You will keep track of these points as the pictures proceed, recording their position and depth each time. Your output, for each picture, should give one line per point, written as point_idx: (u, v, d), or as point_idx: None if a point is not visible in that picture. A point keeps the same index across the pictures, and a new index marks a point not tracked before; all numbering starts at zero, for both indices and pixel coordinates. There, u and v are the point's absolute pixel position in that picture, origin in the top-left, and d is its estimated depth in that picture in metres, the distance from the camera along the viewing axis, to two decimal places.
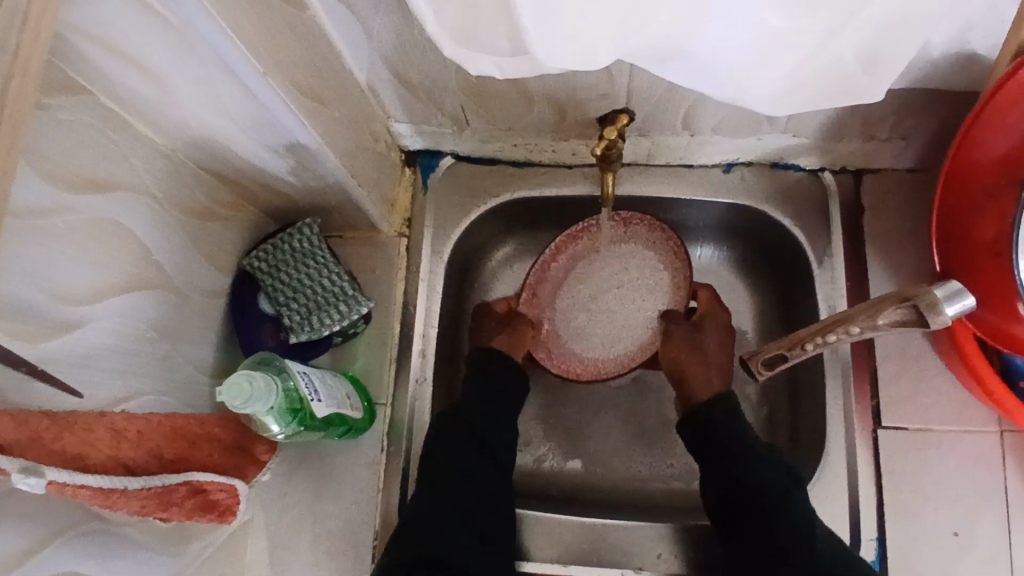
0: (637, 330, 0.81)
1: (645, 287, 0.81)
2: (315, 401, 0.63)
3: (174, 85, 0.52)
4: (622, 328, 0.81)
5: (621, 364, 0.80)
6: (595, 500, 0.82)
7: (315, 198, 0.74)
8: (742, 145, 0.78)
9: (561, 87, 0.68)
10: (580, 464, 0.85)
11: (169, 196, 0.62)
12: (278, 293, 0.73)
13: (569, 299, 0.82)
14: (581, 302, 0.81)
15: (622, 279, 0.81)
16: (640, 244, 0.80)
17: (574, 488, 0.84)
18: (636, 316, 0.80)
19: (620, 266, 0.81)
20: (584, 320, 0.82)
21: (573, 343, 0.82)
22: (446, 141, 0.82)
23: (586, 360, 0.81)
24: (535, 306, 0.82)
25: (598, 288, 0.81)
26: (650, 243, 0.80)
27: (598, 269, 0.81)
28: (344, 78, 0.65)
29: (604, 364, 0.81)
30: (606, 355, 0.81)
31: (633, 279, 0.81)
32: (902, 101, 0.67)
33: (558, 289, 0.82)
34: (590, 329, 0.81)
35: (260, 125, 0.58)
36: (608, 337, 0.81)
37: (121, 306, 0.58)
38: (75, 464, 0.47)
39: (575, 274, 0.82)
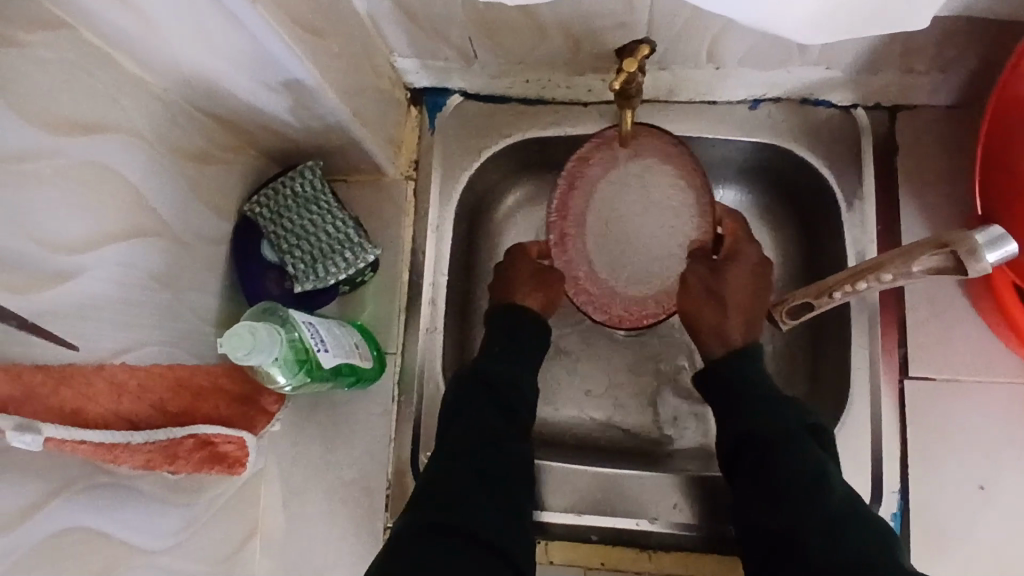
0: (671, 259, 0.73)
1: (671, 211, 0.73)
2: (322, 351, 0.61)
3: (158, 18, 0.48)
4: (654, 260, 0.73)
5: (665, 303, 0.73)
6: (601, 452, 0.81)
7: (317, 139, 0.71)
8: (770, 79, 0.73)
9: (575, 15, 0.63)
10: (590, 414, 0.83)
11: (162, 139, 0.59)
12: (282, 240, 0.71)
13: (601, 236, 0.73)
14: (613, 242, 0.73)
15: (647, 204, 0.73)
16: (659, 159, 0.72)
17: (581, 439, 0.82)
18: (668, 244, 0.73)
19: (643, 190, 0.73)
20: (616, 256, 0.73)
21: (613, 283, 0.73)
22: (454, 77, 0.77)
23: (629, 300, 0.73)
24: (568, 254, 0.73)
25: (627, 220, 0.73)
26: (669, 159, 0.71)
27: (621, 199, 0.73)
28: (342, 7, 0.61)
29: (649, 306, 0.73)
30: (648, 297, 0.73)
31: (658, 203, 0.73)
32: (949, 29, 0.62)
33: (586, 228, 0.73)
34: (626, 267, 0.73)
35: (252, 59, 0.54)
36: (646, 273, 0.73)
37: (117, 256, 0.55)
38: (74, 420, 0.46)
39: (601, 206, 0.73)
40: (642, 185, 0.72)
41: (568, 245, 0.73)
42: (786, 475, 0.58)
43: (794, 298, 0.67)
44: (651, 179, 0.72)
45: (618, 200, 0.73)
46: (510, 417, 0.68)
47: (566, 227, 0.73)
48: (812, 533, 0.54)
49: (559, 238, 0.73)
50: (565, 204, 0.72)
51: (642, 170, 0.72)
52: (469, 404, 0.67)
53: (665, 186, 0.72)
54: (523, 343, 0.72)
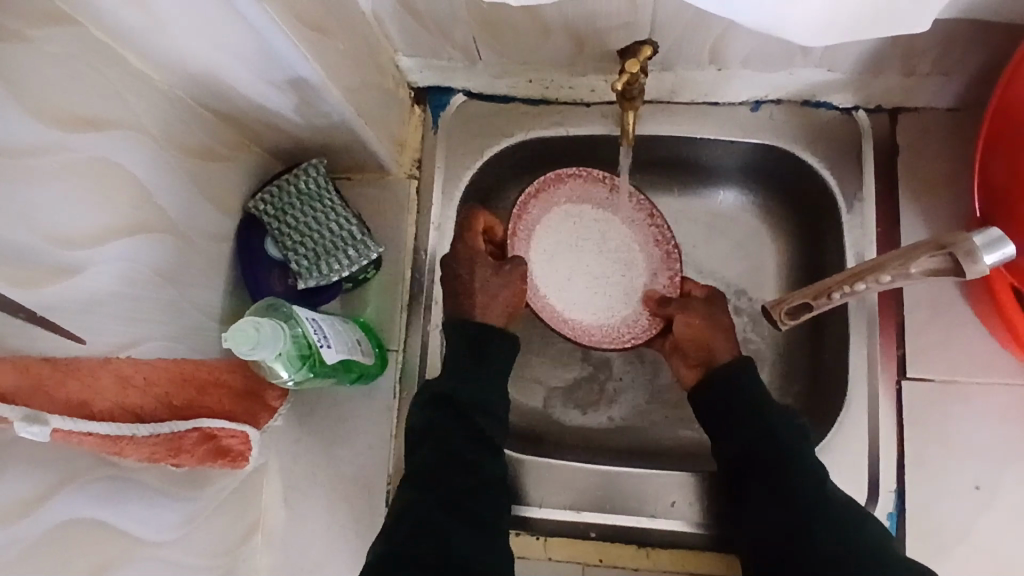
0: (616, 301, 0.77)
1: (625, 262, 0.78)
2: (324, 347, 0.62)
3: (165, 16, 0.49)
4: (605, 298, 0.77)
5: (608, 335, 0.76)
6: (597, 449, 0.81)
7: (321, 137, 0.71)
8: (771, 80, 0.73)
9: (578, 15, 0.64)
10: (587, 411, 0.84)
11: (168, 135, 0.60)
12: (286, 237, 0.71)
13: (546, 255, 0.77)
14: (562, 265, 0.77)
15: (604, 247, 0.78)
16: (623, 214, 0.78)
17: (576, 437, 0.82)
18: (616, 287, 0.77)
19: (599, 236, 0.78)
20: (562, 280, 0.77)
21: (553, 301, 0.77)
22: (457, 77, 0.78)
23: (572, 323, 0.76)
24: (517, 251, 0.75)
25: (580, 253, 0.78)
26: (632, 219, 0.78)
27: (583, 234, 0.78)
28: (348, 6, 0.62)
29: (594, 334, 0.76)
30: (586, 325, 0.76)
31: (613, 250, 0.78)
32: (949, 32, 0.62)
33: (537, 242, 0.77)
34: (564, 290, 0.77)
35: (258, 57, 0.55)
36: (588, 305, 0.77)
37: (124, 250, 0.56)
38: (81, 412, 0.46)
39: (558, 237, 0.77)
40: (602, 232, 0.78)
41: (518, 243, 0.75)
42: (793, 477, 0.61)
43: (791, 298, 0.67)
44: (612, 227, 0.78)
45: (573, 232, 0.77)
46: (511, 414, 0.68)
47: (518, 234, 0.75)
48: (827, 532, 0.57)
49: (512, 243, 0.75)
50: (524, 216, 0.75)
51: (608, 220, 0.78)
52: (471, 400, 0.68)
53: (622, 238, 0.78)
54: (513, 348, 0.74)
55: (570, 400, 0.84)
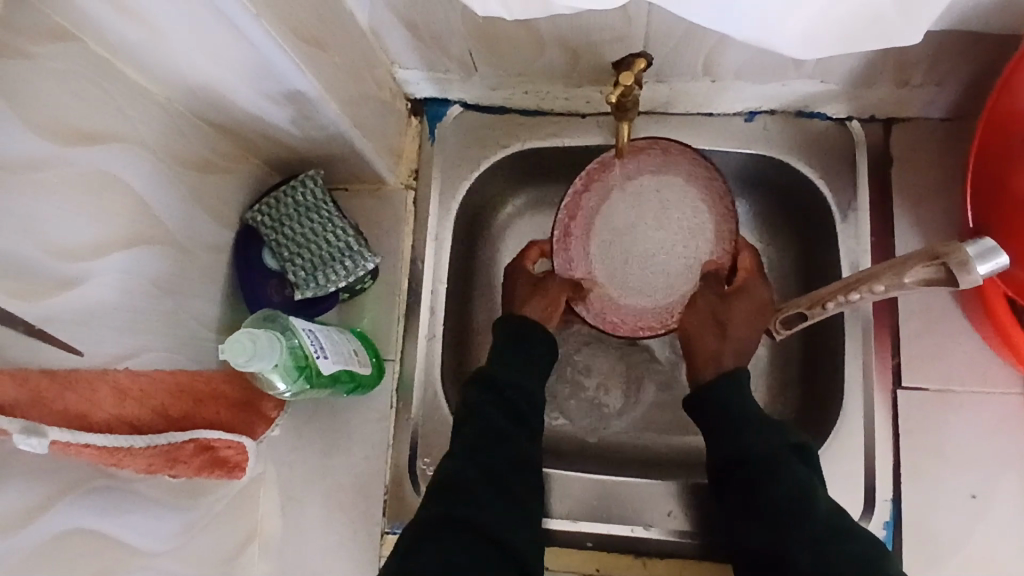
0: (678, 276, 0.73)
1: (687, 229, 0.73)
2: (321, 358, 0.62)
3: (163, 30, 0.49)
4: (669, 270, 0.73)
5: (660, 318, 0.74)
6: (590, 455, 0.81)
7: (318, 148, 0.72)
8: (765, 92, 0.74)
9: (573, 28, 0.64)
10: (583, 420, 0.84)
11: (167, 148, 0.60)
12: (283, 248, 0.71)
13: (604, 242, 0.74)
14: (619, 248, 0.74)
15: (662, 218, 0.73)
16: (678, 178, 0.72)
17: (569, 443, 0.83)
18: (674, 261, 0.73)
19: (656, 205, 0.73)
20: (620, 265, 0.74)
21: (612, 290, 0.74)
22: (454, 88, 0.79)
23: (638, 309, 0.74)
24: (569, 253, 0.74)
25: (637, 229, 0.73)
26: (690, 177, 0.72)
27: (640, 208, 0.73)
28: (345, 19, 0.62)
29: (648, 315, 0.74)
30: (644, 309, 0.74)
31: (675, 221, 0.73)
32: (940, 44, 0.63)
33: (596, 232, 0.74)
34: (626, 276, 0.74)
35: (255, 72, 0.56)
36: (648, 285, 0.74)
37: (121, 262, 0.56)
38: (78, 423, 0.47)
39: (615, 216, 0.73)
40: (664, 202, 0.73)
41: (571, 242, 0.74)
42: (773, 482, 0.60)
43: (789, 307, 0.68)
44: (676, 194, 0.73)
45: (635, 210, 0.73)
46: None
47: (571, 234, 0.74)
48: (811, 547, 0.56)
49: (563, 244, 0.74)
50: (574, 212, 0.73)
51: (670, 189, 0.73)
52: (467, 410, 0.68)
53: (687, 206, 0.73)
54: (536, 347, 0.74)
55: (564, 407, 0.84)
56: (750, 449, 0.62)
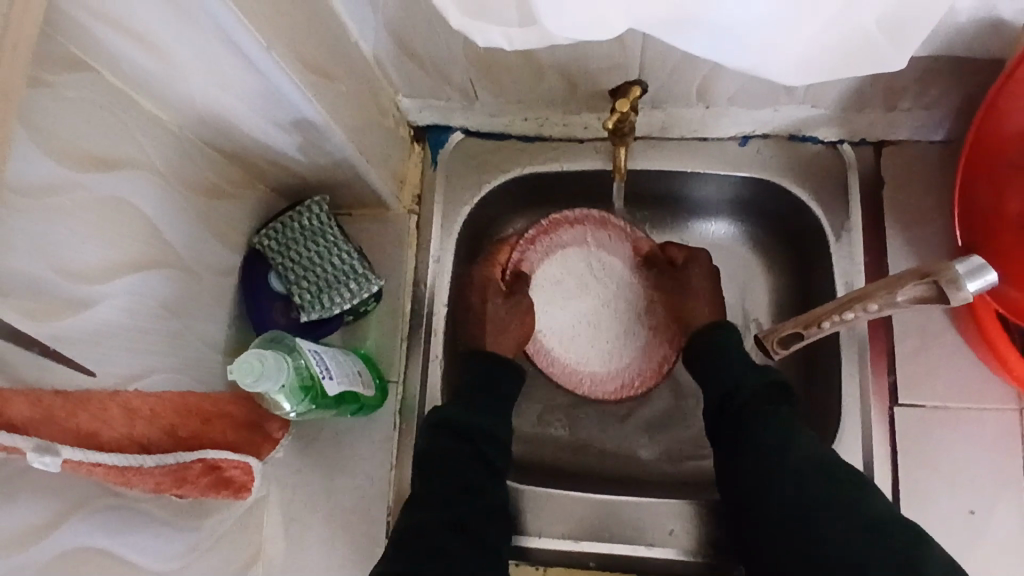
0: (591, 356, 0.84)
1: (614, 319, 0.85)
2: (327, 379, 0.63)
3: (177, 62, 0.52)
4: (601, 348, 0.84)
5: (568, 376, 0.83)
6: (599, 478, 0.82)
7: (324, 174, 0.74)
8: (758, 117, 0.76)
9: (571, 58, 0.67)
10: (584, 439, 0.85)
11: (177, 174, 0.62)
12: (289, 272, 0.73)
13: (550, 277, 0.84)
14: (557, 296, 0.85)
15: (602, 306, 0.85)
16: (616, 268, 0.85)
17: (578, 467, 0.83)
18: (597, 347, 0.84)
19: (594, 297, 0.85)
20: (551, 304, 0.85)
21: (537, 324, 0.85)
22: (455, 116, 0.81)
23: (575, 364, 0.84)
24: (525, 254, 0.84)
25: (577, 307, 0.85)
26: (640, 295, 0.85)
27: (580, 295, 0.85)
28: (350, 50, 0.64)
29: (557, 367, 0.84)
30: (556, 357, 0.84)
31: (610, 314, 0.85)
32: (926, 70, 0.65)
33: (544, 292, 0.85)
34: (551, 317, 0.85)
35: (265, 101, 0.58)
36: (564, 338, 0.84)
37: (131, 285, 0.58)
38: (90, 443, 0.48)
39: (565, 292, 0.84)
40: (608, 292, 0.85)
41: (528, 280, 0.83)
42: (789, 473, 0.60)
43: (783, 328, 0.69)
44: (619, 292, 0.85)
45: (585, 271, 0.85)
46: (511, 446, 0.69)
47: (535, 239, 0.83)
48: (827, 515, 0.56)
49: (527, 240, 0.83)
50: (542, 232, 0.83)
51: (618, 282, 0.85)
52: (472, 430, 0.69)
53: (626, 308, 0.85)
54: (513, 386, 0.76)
55: (573, 432, 0.85)
56: (770, 445, 0.63)
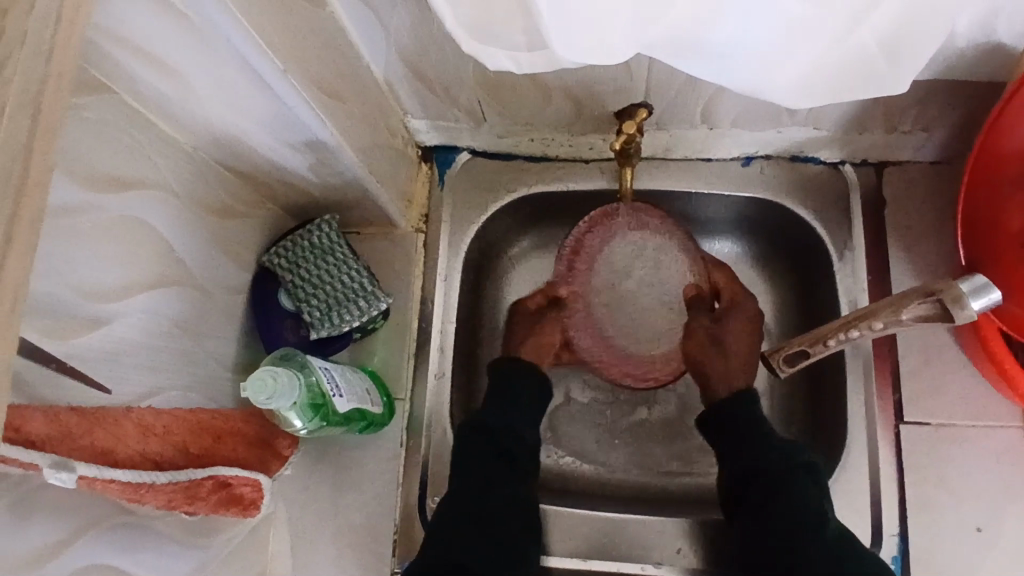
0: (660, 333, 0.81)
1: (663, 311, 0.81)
2: (336, 397, 0.63)
3: (195, 85, 0.53)
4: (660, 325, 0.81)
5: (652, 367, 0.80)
6: (605, 495, 0.82)
7: (333, 194, 0.74)
8: (761, 138, 0.77)
9: (577, 81, 0.68)
10: (590, 457, 0.85)
11: (190, 194, 0.63)
12: (299, 289, 0.73)
13: (604, 282, 0.80)
14: (610, 293, 0.81)
15: (654, 277, 0.81)
16: (677, 258, 0.80)
17: (584, 484, 0.83)
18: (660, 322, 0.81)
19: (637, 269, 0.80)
20: (600, 307, 0.80)
21: (607, 329, 0.80)
22: (463, 137, 0.82)
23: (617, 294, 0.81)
24: (573, 282, 0.80)
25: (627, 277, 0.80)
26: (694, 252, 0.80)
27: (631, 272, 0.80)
28: (361, 72, 0.66)
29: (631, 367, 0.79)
30: (630, 355, 0.80)
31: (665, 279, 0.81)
32: (925, 93, 0.66)
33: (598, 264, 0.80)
34: (611, 320, 0.81)
35: (279, 122, 0.59)
36: (627, 326, 0.81)
37: (145, 303, 0.58)
38: (104, 459, 0.48)
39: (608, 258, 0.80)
40: (659, 261, 0.80)
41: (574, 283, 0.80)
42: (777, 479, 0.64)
43: (789, 346, 0.68)
44: (668, 258, 0.80)
45: (630, 258, 0.80)
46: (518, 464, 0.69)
47: (578, 254, 0.79)
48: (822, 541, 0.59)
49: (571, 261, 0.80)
50: (582, 241, 0.79)
51: (665, 251, 0.80)
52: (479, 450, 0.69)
53: (675, 270, 0.81)
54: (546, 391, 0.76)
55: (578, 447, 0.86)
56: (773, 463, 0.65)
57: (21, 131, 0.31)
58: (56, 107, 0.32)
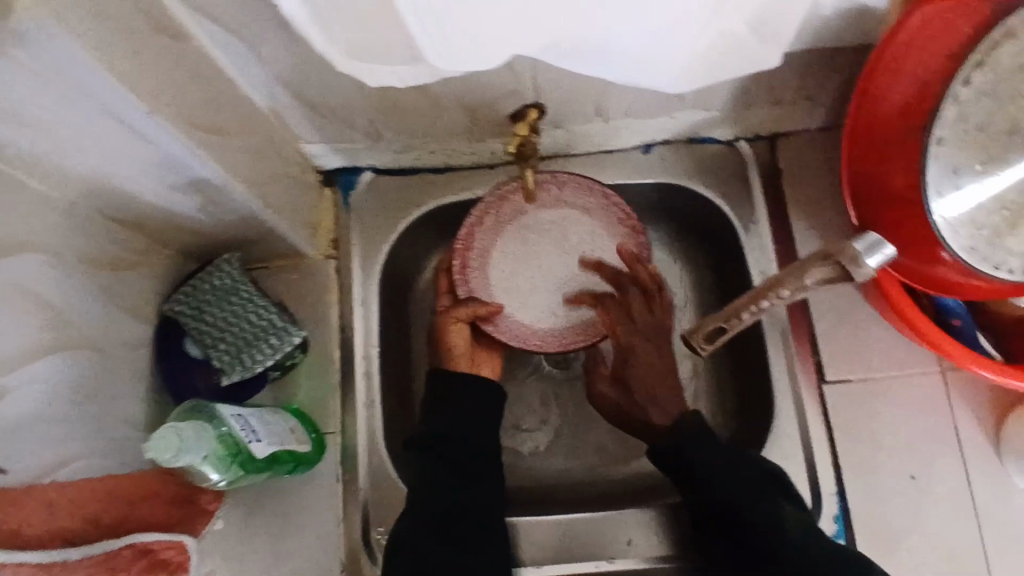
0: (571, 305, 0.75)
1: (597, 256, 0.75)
2: (254, 442, 0.60)
3: (53, 136, 0.50)
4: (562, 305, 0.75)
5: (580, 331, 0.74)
6: (538, 497, 0.81)
7: (231, 231, 0.72)
8: (656, 125, 0.78)
9: (466, 88, 0.67)
10: (522, 455, 0.84)
11: (73, 250, 0.59)
12: (205, 335, 0.70)
13: (511, 256, 0.75)
14: (525, 266, 0.75)
15: (547, 249, 0.76)
16: (530, 272, 0.75)
17: (520, 488, 0.83)
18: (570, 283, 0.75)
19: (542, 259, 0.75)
20: (526, 290, 0.75)
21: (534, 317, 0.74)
22: (362, 157, 0.80)
23: (539, 333, 0.74)
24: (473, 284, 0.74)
25: (533, 265, 0.75)
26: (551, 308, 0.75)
27: (537, 235, 0.76)
28: (240, 104, 0.64)
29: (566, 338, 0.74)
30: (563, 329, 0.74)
31: (546, 279, 0.75)
32: (802, 64, 0.69)
33: (494, 263, 0.75)
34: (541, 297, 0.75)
35: (157, 164, 0.57)
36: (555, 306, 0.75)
37: (34, 374, 0.54)
38: (9, 542, 0.45)
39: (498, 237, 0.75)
40: (529, 246, 0.75)
41: (470, 275, 0.74)
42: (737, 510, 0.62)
43: (708, 325, 0.70)
44: (524, 251, 0.75)
45: (530, 244, 0.75)
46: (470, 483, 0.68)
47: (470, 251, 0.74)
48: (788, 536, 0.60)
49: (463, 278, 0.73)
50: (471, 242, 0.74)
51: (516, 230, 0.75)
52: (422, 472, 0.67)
53: (538, 261, 0.75)
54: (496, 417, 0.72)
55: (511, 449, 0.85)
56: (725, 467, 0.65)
57: None
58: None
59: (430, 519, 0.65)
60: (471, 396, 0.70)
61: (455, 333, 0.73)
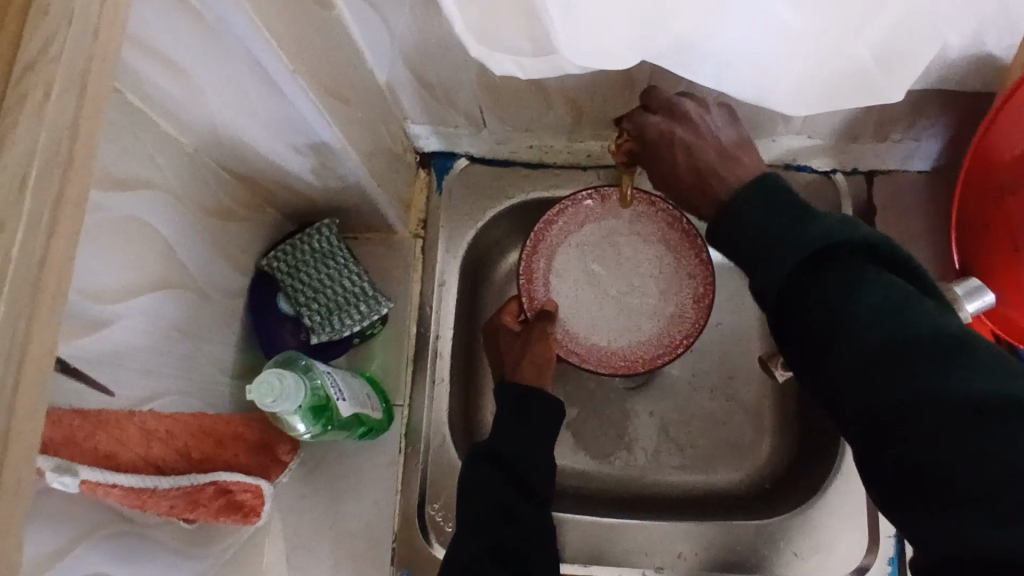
0: (649, 313, 0.75)
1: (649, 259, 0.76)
2: (340, 401, 0.63)
3: (202, 84, 0.52)
4: (637, 321, 0.75)
5: (664, 343, 0.74)
6: (586, 497, 0.81)
7: (331, 197, 0.74)
8: (756, 146, 0.78)
9: (579, 87, 0.69)
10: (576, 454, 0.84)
11: (190, 195, 0.62)
12: (299, 294, 0.71)
13: (573, 283, 0.76)
14: (588, 290, 0.76)
15: (616, 262, 0.76)
16: (596, 292, 0.76)
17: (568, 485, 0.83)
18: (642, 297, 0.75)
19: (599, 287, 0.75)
20: (594, 309, 0.76)
21: (604, 339, 0.75)
22: (460, 143, 0.82)
23: (618, 354, 0.75)
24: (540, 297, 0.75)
25: (592, 289, 0.76)
26: (628, 324, 0.75)
27: (593, 252, 0.76)
28: (362, 75, 0.66)
29: (651, 348, 0.74)
30: (644, 343, 0.74)
31: (613, 299, 0.76)
32: (917, 103, 0.68)
33: (558, 284, 0.76)
34: (608, 320, 0.75)
35: (286, 122, 0.60)
36: (629, 326, 0.75)
37: (144, 307, 0.57)
38: (106, 463, 0.47)
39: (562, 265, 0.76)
40: (593, 263, 0.76)
41: (535, 284, 0.75)
42: (864, 346, 0.42)
43: None
44: (593, 275, 0.76)
45: (591, 257, 0.76)
46: (529, 472, 0.65)
47: (534, 275, 0.75)
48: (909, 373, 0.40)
49: (528, 285, 0.75)
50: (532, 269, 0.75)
51: (581, 252, 0.76)
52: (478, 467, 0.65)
53: (606, 282, 0.76)
54: (543, 422, 0.69)
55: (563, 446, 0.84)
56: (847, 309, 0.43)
57: (65, 120, 0.29)
58: (100, 86, 0.30)
59: (474, 537, 0.61)
60: (537, 405, 0.69)
61: (541, 344, 0.72)
